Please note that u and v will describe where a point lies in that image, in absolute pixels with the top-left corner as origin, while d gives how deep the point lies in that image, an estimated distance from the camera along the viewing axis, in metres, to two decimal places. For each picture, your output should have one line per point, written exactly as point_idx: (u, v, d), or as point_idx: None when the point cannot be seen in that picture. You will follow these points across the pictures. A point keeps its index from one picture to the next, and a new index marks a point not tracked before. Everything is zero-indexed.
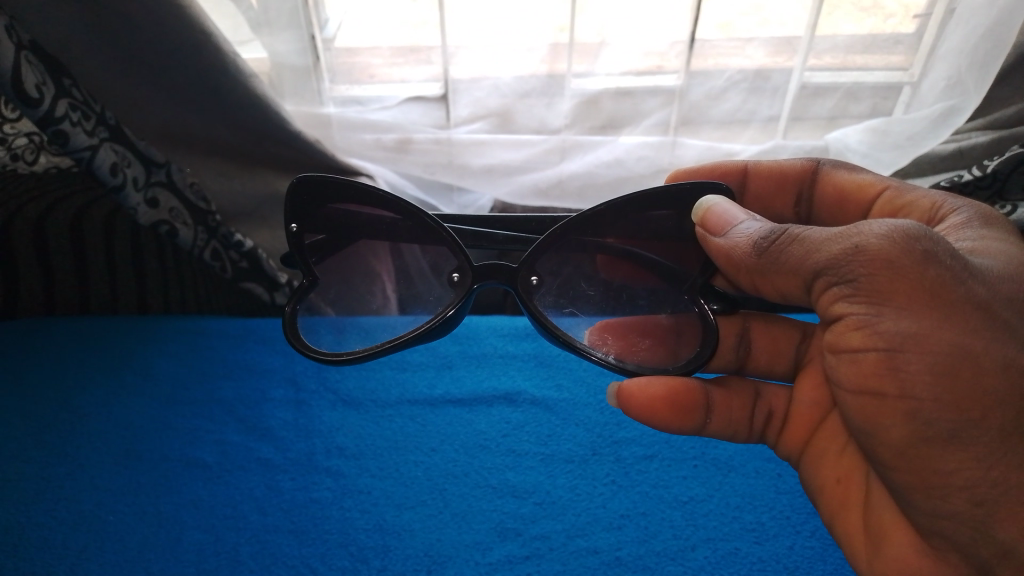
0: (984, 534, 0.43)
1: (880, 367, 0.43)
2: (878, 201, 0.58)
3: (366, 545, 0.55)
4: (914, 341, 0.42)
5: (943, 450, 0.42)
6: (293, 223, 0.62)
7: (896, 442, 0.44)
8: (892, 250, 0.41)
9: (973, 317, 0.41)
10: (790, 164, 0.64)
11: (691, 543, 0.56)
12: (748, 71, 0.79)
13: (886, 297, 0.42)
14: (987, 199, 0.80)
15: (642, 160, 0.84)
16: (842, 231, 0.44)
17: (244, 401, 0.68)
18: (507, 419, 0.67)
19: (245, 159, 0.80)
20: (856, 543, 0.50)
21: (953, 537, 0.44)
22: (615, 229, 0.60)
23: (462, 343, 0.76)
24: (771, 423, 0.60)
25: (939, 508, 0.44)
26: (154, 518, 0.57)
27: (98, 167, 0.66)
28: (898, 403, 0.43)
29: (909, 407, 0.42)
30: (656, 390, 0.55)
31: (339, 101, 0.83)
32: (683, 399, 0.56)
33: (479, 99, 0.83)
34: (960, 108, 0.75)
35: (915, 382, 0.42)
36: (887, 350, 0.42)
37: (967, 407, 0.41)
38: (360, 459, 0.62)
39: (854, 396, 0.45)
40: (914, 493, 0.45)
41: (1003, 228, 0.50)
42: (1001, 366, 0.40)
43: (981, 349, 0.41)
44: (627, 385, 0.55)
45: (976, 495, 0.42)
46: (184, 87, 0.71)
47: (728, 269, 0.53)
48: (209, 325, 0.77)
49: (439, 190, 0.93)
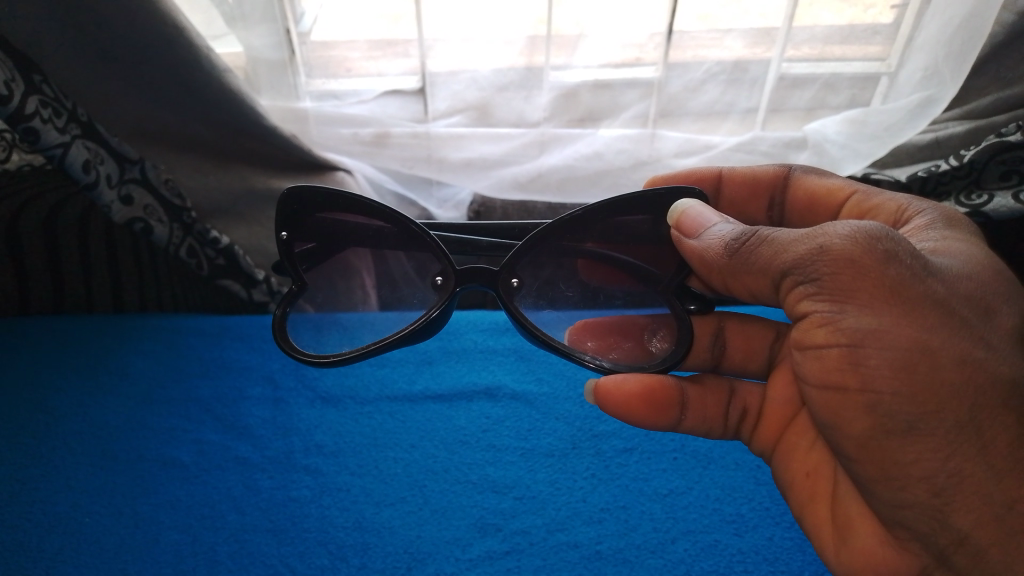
0: (941, 523, 0.43)
1: (843, 362, 0.43)
2: (846, 205, 0.59)
3: (346, 543, 0.55)
4: (875, 337, 0.42)
5: (901, 441, 0.42)
6: (281, 232, 0.62)
7: (859, 433, 0.43)
8: (853, 250, 0.42)
9: (933, 313, 0.41)
10: (762, 170, 0.64)
11: (670, 536, 0.56)
12: (726, 63, 0.79)
13: (844, 295, 0.42)
14: (962, 189, 0.80)
15: (621, 153, 0.84)
16: (808, 232, 0.45)
17: (222, 399, 0.67)
18: (487, 414, 0.66)
19: (222, 155, 0.79)
20: (823, 533, 0.51)
21: (912, 526, 0.44)
22: (592, 233, 0.59)
23: (443, 338, 0.76)
24: (744, 419, 0.60)
25: (898, 499, 0.44)
26: (130, 519, 0.56)
27: (71, 164, 0.65)
28: (859, 397, 0.43)
29: (870, 401, 0.42)
30: (631, 387, 0.55)
31: (315, 95, 0.82)
32: (661, 399, 0.55)
33: (457, 93, 0.82)
34: (938, 98, 0.75)
35: (876, 376, 0.42)
36: (848, 346, 0.43)
37: (925, 400, 0.41)
38: (340, 457, 0.62)
39: (820, 391, 0.45)
40: (875, 485, 0.45)
41: (966, 228, 0.50)
42: (957, 361, 0.41)
43: (937, 344, 0.41)
44: (603, 382, 0.55)
45: (936, 486, 0.42)
46: (159, 82, 0.70)
47: (701, 270, 0.53)
48: (186, 323, 0.76)
49: (419, 185, 0.93)
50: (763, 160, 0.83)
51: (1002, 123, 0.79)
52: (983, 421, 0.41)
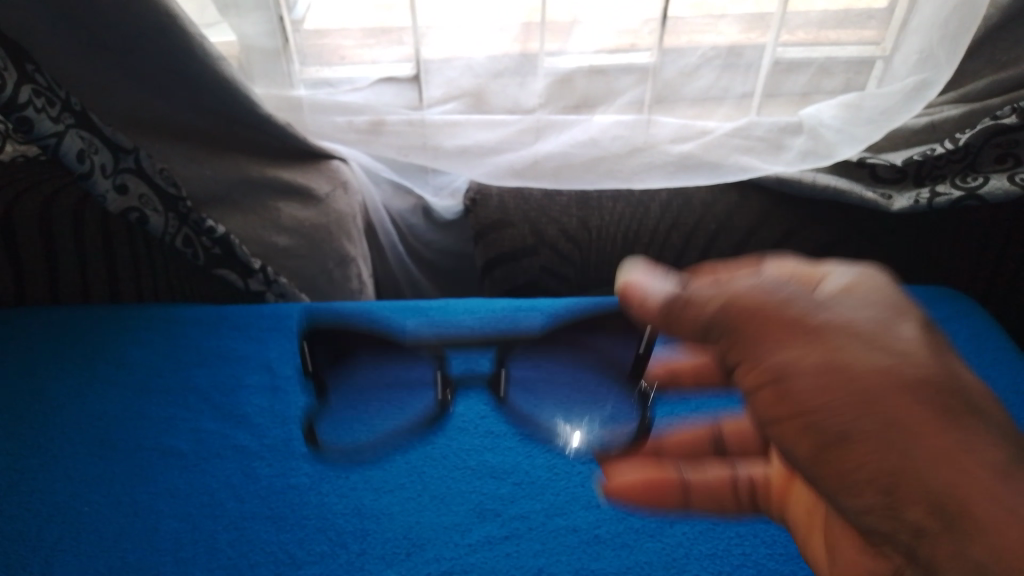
0: (898, 519, 0.39)
1: (776, 402, 0.40)
2: None
3: (346, 530, 0.55)
4: (789, 372, 0.39)
5: (843, 449, 0.39)
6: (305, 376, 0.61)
7: (806, 451, 0.40)
8: (754, 295, 0.41)
9: (839, 335, 0.39)
10: None
11: (668, 519, 0.56)
12: (721, 48, 0.79)
13: (745, 344, 0.41)
14: (959, 171, 0.81)
15: (617, 139, 0.84)
16: (707, 285, 0.44)
17: (219, 388, 0.67)
18: (485, 401, 0.66)
19: (216, 143, 0.79)
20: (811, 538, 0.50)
21: (881, 529, 0.40)
22: None
23: (440, 325, 0.76)
24: (750, 483, 0.52)
25: (858, 504, 0.40)
26: (129, 508, 0.56)
27: (65, 154, 0.65)
28: (796, 422, 0.40)
29: (809, 420, 0.39)
30: (643, 486, 0.49)
31: (310, 84, 0.82)
32: (669, 499, 0.49)
33: (452, 80, 0.82)
34: (934, 81, 0.76)
35: (805, 399, 0.39)
36: (772, 384, 0.40)
37: (858, 404, 0.37)
38: (338, 444, 0.62)
39: (770, 430, 0.42)
40: (826, 485, 0.41)
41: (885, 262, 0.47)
42: (880, 370, 0.37)
43: (851, 360, 0.38)
44: (612, 486, 0.49)
45: (883, 487, 0.38)
46: (154, 73, 0.71)
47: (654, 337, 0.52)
48: (184, 313, 0.76)
49: (414, 173, 0.94)
50: (759, 145, 0.84)
51: (997, 107, 0.80)
52: (917, 413, 0.37)
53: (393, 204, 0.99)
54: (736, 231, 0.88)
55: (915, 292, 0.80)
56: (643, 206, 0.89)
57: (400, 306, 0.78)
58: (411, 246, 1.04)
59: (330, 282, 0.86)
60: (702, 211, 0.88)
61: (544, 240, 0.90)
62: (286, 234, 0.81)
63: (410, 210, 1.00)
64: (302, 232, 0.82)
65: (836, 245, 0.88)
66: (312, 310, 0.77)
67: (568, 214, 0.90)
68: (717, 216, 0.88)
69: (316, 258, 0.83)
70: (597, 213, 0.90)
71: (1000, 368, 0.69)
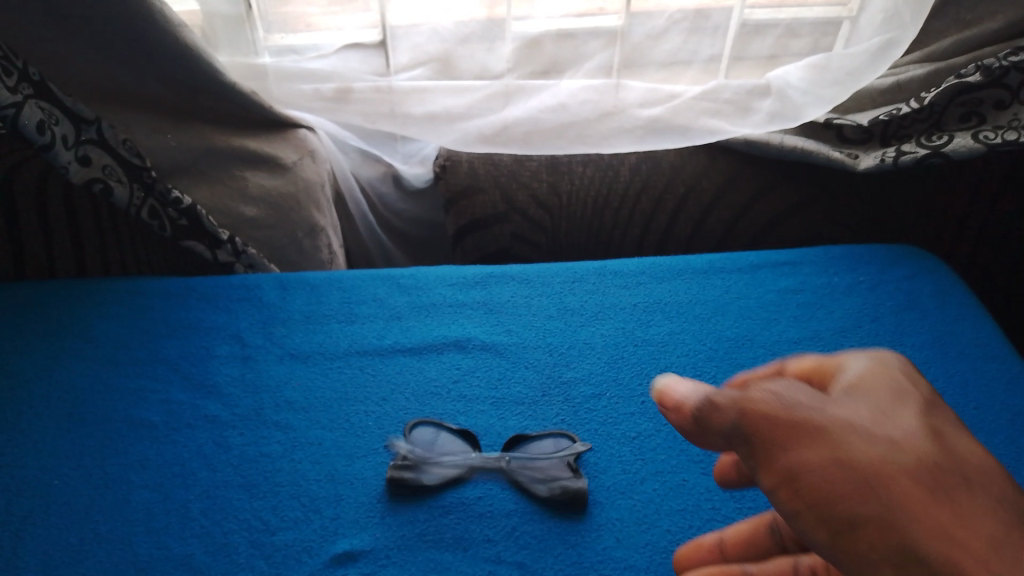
0: None
1: (798, 504, 0.32)
2: None
3: (319, 496, 0.55)
4: (807, 470, 0.32)
5: (855, 539, 0.31)
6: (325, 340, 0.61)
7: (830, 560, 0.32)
8: (769, 399, 0.34)
9: (855, 430, 0.32)
10: None
11: (639, 476, 0.57)
12: (688, 10, 0.78)
13: (760, 456, 0.33)
14: (924, 130, 0.83)
15: (586, 104, 0.84)
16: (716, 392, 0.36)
17: (189, 358, 0.67)
18: (457, 365, 0.67)
19: (178, 112, 0.78)
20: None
21: None
22: None
23: (411, 292, 0.76)
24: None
25: None
26: (100, 480, 0.56)
27: (25, 124, 0.64)
28: (815, 522, 0.32)
29: (830, 523, 0.31)
30: None
31: (275, 51, 0.81)
32: None
33: (419, 45, 0.81)
34: (898, 41, 0.78)
35: (822, 499, 0.31)
36: (790, 481, 0.32)
37: (862, 485, 0.31)
38: (310, 411, 0.62)
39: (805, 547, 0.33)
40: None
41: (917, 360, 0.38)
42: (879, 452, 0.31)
43: (860, 449, 0.32)
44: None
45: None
46: (114, 42, 0.70)
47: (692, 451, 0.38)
48: (150, 284, 0.75)
49: (382, 140, 0.94)
50: (726, 108, 0.84)
51: (961, 65, 0.81)
52: (931, 488, 0.30)
53: (361, 172, 0.98)
54: (705, 193, 0.88)
55: (882, 249, 0.80)
56: (613, 170, 0.89)
57: (371, 274, 0.78)
58: (381, 214, 1.03)
59: (298, 252, 0.85)
60: (671, 173, 0.88)
61: (516, 207, 0.91)
62: (253, 205, 0.80)
63: (379, 178, 0.99)
64: (269, 202, 0.81)
65: (804, 206, 0.89)
66: (282, 279, 0.76)
67: (538, 180, 0.89)
68: (686, 179, 0.88)
69: (285, 227, 0.82)
70: (568, 177, 0.90)
71: (964, 321, 0.70)
